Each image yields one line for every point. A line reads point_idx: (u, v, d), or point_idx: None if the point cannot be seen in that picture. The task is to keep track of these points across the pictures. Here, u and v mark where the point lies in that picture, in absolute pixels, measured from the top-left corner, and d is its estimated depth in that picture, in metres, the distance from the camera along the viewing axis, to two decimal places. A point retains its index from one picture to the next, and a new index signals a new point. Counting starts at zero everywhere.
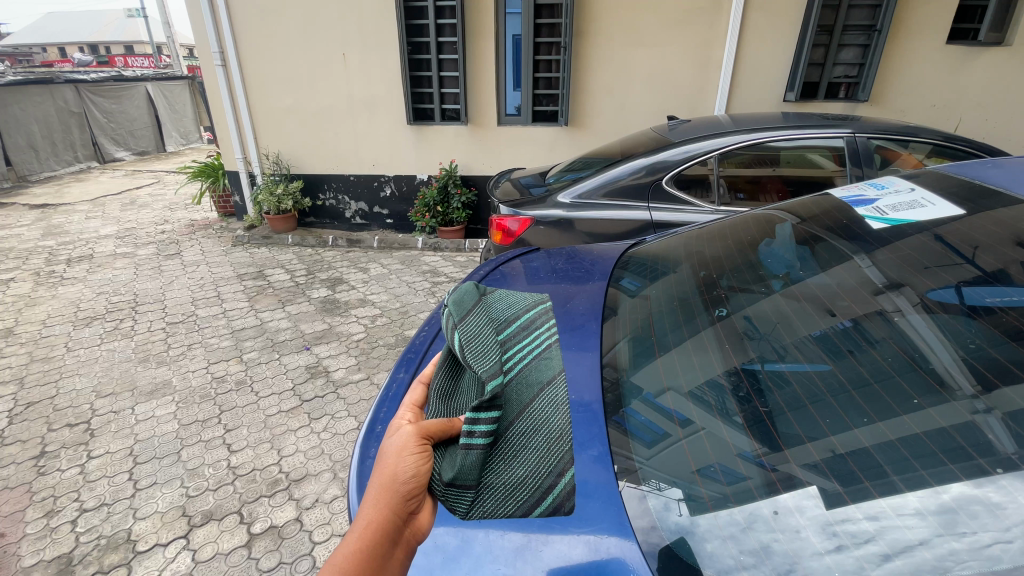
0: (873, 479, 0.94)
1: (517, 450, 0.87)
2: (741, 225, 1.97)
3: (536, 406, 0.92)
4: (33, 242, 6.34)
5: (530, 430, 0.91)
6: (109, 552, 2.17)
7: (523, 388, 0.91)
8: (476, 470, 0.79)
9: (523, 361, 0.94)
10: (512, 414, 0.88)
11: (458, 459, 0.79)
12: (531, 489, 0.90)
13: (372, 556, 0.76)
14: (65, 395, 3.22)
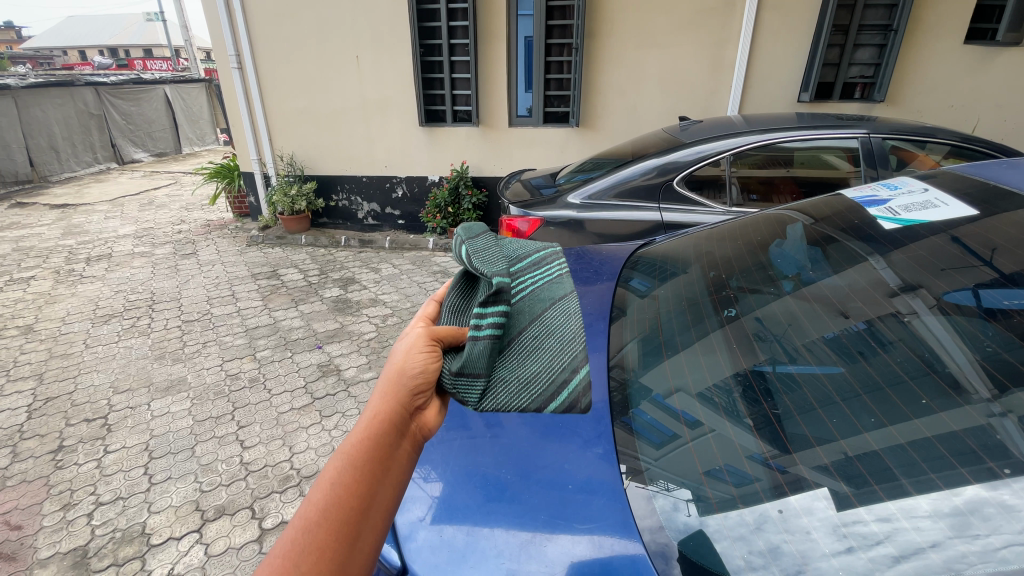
0: (882, 482, 0.93)
1: (529, 350, 0.87)
2: (752, 226, 1.96)
3: (552, 315, 0.90)
4: (53, 241, 6.49)
5: (542, 334, 0.90)
6: (124, 545, 2.22)
7: (533, 301, 0.93)
8: (484, 357, 0.80)
9: (536, 277, 0.95)
10: (523, 321, 0.89)
11: (466, 349, 0.81)
12: (547, 383, 0.86)
13: (375, 440, 0.73)
14: (83, 391, 3.29)
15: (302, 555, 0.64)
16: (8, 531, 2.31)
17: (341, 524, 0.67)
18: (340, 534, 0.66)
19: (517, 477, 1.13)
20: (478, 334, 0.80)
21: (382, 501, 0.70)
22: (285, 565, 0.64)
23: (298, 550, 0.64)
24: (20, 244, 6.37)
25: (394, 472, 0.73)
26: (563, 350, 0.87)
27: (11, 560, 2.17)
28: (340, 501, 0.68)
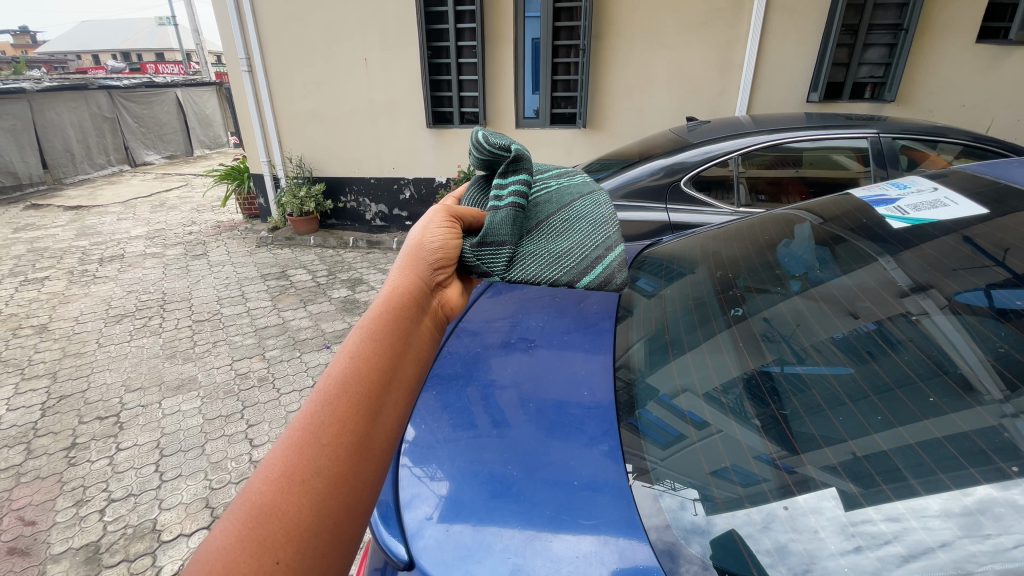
0: (890, 482, 0.92)
1: (557, 231, 1.06)
2: (760, 226, 1.95)
3: (565, 211, 1.12)
4: (67, 242, 6.59)
5: (569, 220, 1.10)
6: (135, 541, 2.24)
7: (555, 200, 1.16)
8: (508, 224, 0.98)
9: (545, 187, 1.19)
10: (549, 212, 1.11)
11: (490, 221, 0.99)
12: (578, 257, 1.02)
13: (392, 327, 0.76)
14: (96, 389, 3.34)
15: (324, 425, 0.64)
16: (22, 526, 2.34)
17: (363, 394, 0.68)
18: (360, 410, 0.66)
19: (523, 474, 1.12)
20: (502, 208, 1.00)
21: (404, 372, 0.73)
22: (305, 437, 0.63)
23: (319, 424, 0.63)
24: (35, 245, 6.48)
25: (409, 361, 0.75)
26: (583, 235, 1.07)
27: (25, 555, 2.20)
28: (360, 380, 0.69)
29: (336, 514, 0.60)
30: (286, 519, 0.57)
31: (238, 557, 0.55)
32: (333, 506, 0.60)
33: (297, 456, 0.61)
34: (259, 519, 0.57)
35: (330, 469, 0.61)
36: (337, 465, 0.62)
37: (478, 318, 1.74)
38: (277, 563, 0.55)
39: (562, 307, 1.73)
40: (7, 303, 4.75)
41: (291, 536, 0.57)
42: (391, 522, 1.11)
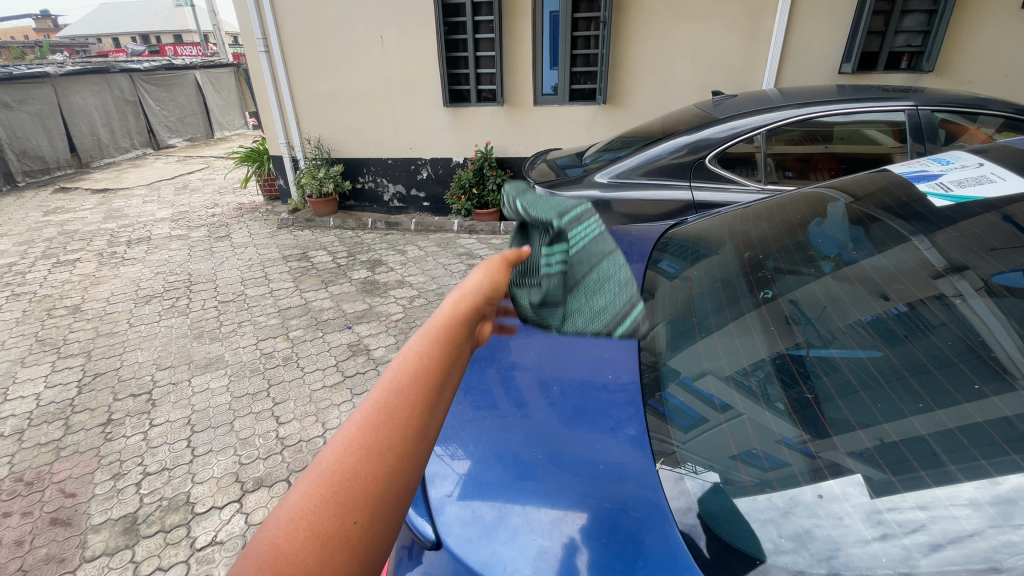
0: (927, 468, 0.90)
1: (589, 292, 1.21)
2: (790, 204, 1.89)
3: (596, 272, 1.21)
4: (96, 225, 6.75)
5: (600, 281, 1.22)
6: (170, 513, 2.34)
7: (591, 255, 1.21)
8: (556, 296, 1.11)
9: (585, 230, 1.20)
10: (586, 270, 1.19)
11: (540, 289, 1.09)
12: (605, 316, 1.24)
13: (463, 327, 0.74)
14: (129, 367, 3.46)
15: (405, 403, 0.61)
16: (64, 498, 2.45)
17: (437, 386, 0.66)
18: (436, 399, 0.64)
19: (545, 457, 1.12)
20: (545, 279, 1.09)
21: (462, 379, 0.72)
22: (385, 412, 0.60)
23: (403, 399, 0.61)
24: (66, 228, 6.67)
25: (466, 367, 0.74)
26: (609, 295, 1.24)
27: (66, 525, 2.30)
28: (437, 369, 0.67)
29: (402, 492, 0.57)
30: (359, 496, 0.54)
31: (316, 515, 0.51)
32: (400, 485, 0.58)
33: (380, 427, 0.58)
34: (340, 482, 0.54)
35: (400, 446, 0.58)
36: (410, 445, 0.59)
37: None
38: (353, 526, 0.52)
39: None
40: (42, 284, 4.91)
41: (369, 504, 0.54)
42: (418, 502, 1.12)
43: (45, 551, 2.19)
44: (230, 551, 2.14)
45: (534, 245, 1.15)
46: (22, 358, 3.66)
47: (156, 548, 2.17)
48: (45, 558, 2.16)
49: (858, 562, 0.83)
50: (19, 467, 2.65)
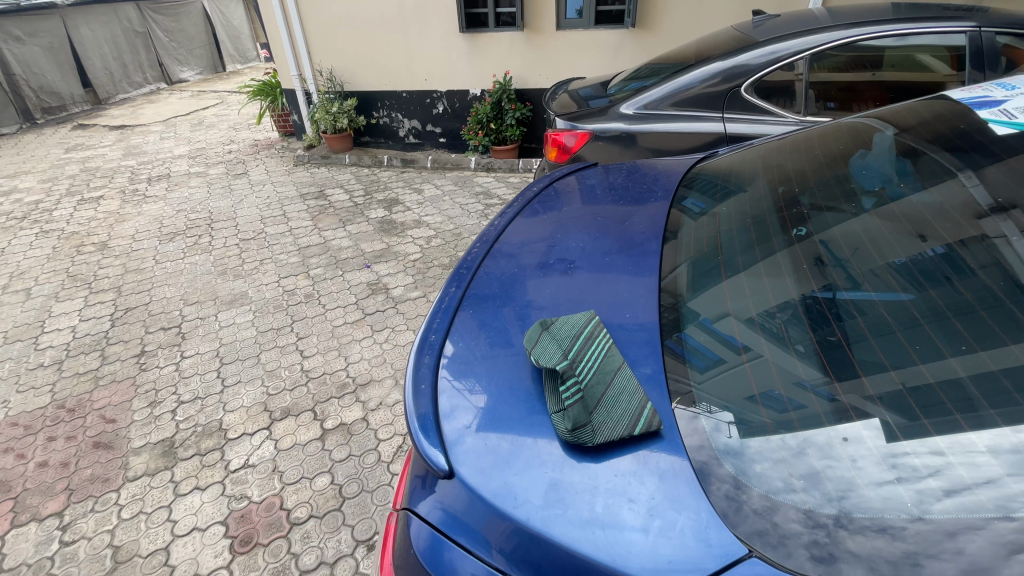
0: (962, 412, 0.89)
1: (614, 372, 1.11)
2: (829, 137, 1.76)
3: (606, 358, 1.13)
4: (116, 162, 6.77)
5: (614, 360, 1.13)
6: (205, 438, 2.48)
7: (595, 353, 1.13)
8: (587, 414, 1.01)
9: (583, 350, 1.13)
10: (600, 364, 1.11)
11: (569, 421, 1.01)
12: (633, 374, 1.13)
13: None
14: (157, 302, 3.56)
15: None
16: (105, 423, 2.61)
17: None
18: None
19: None
20: (571, 405, 1.02)
21: None
22: None
23: None
24: (87, 165, 6.70)
25: None
26: (623, 360, 1.14)
27: (109, 448, 2.46)
28: None
29: None
30: None
31: None
32: None
33: None
34: None
35: None
36: None
37: (515, 239, 1.69)
38: None
39: (604, 228, 1.66)
40: (69, 222, 5.00)
41: None
42: (430, 432, 1.11)
43: (90, 472, 2.35)
44: (262, 474, 2.28)
45: (550, 398, 1.08)
46: (56, 293, 3.79)
47: (194, 470, 2.33)
48: (91, 477, 2.32)
49: (871, 504, 0.84)
50: (61, 394, 2.81)
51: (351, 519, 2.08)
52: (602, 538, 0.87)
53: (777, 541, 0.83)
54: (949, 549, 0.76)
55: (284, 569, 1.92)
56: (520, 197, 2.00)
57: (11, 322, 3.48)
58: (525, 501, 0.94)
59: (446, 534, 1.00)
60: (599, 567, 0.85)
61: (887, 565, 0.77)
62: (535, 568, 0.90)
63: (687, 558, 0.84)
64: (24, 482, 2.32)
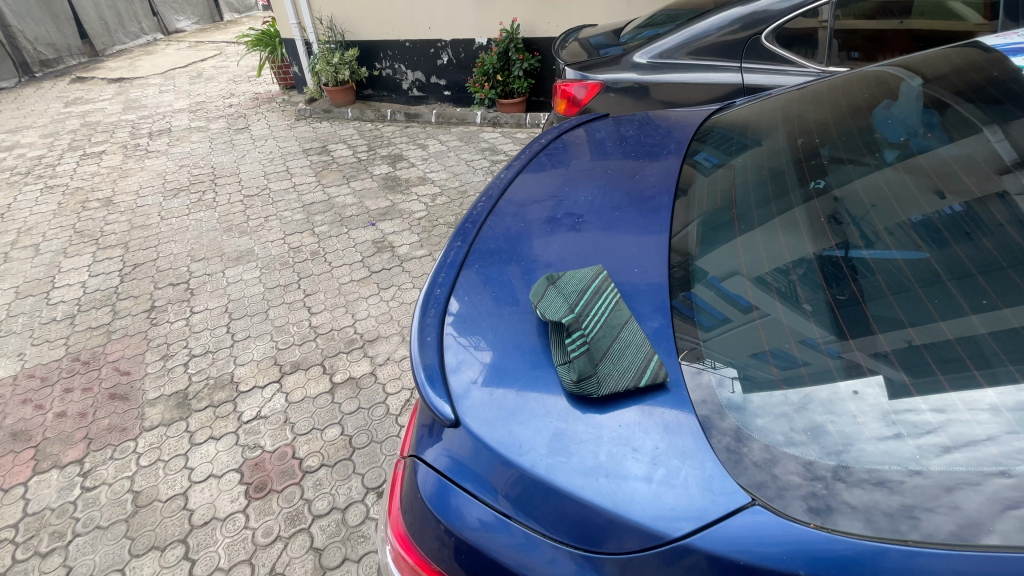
0: (979, 367, 0.90)
1: (622, 326, 1.10)
2: (849, 89, 1.70)
3: (613, 313, 1.12)
4: (116, 116, 6.65)
5: (621, 314, 1.12)
6: (217, 390, 2.55)
7: (602, 307, 1.12)
8: (593, 366, 1.02)
9: (590, 304, 1.12)
10: (607, 318, 1.10)
11: (575, 373, 1.02)
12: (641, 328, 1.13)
13: None
14: (164, 259, 3.58)
15: None
16: (119, 375, 2.67)
17: None
18: None
19: None
20: (576, 357, 1.02)
21: None
22: None
23: None
24: (88, 119, 6.59)
25: None
26: (631, 315, 1.14)
27: (125, 399, 2.53)
28: None
29: None
30: None
31: None
32: None
33: None
34: None
35: None
36: None
37: (523, 194, 1.66)
38: None
39: (614, 181, 1.62)
40: (72, 177, 4.97)
41: None
42: (437, 383, 1.12)
43: (108, 422, 2.42)
44: (273, 425, 2.35)
45: (556, 350, 1.08)
46: (64, 249, 3.81)
47: (208, 421, 2.40)
48: (109, 427, 2.40)
49: (871, 458, 0.85)
50: (75, 348, 2.86)
51: (361, 468, 2.15)
52: (606, 485, 0.89)
53: (776, 492, 0.85)
54: (946, 504, 0.78)
55: (298, 513, 2.01)
56: (527, 150, 1.95)
57: (22, 277, 3.52)
58: (531, 450, 0.96)
59: (453, 480, 1.02)
60: (603, 512, 0.87)
61: (884, 517, 0.79)
62: (540, 513, 0.92)
63: (690, 506, 0.85)
64: (45, 431, 2.40)
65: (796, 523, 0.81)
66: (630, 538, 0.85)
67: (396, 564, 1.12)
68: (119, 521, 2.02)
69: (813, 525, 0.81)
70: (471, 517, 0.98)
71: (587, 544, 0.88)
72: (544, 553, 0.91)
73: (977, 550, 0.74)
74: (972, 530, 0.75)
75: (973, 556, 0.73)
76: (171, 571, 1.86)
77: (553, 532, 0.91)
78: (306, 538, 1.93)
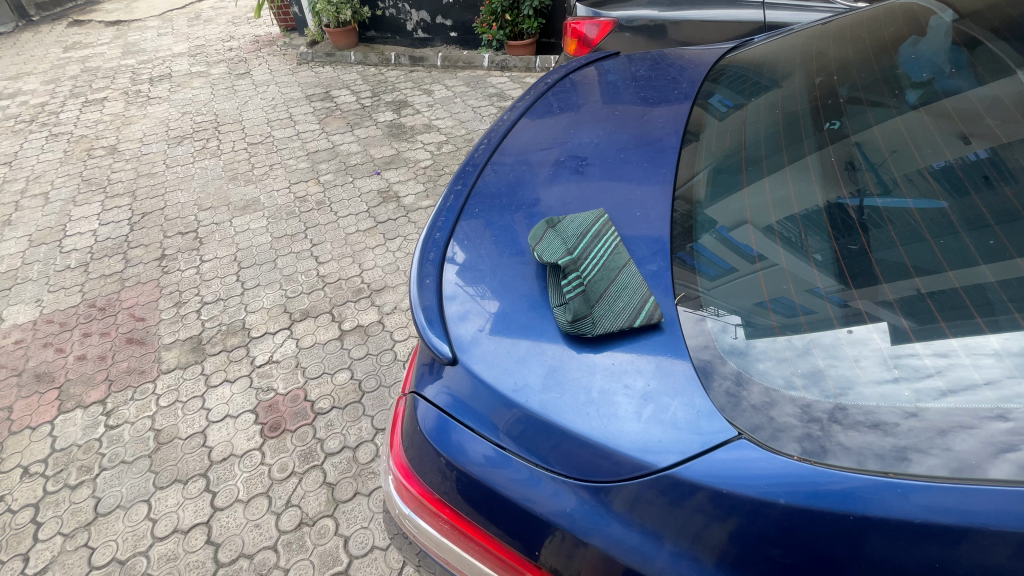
0: (983, 315, 0.89)
1: (620, 269, 1.09)
2: (879, 26, 1.61)
3: (612, 258, 1.11)
4: (116, 60, 6.49)
5: (620, 259, 1.12)
6: (230, 336, 2.61)
7: (601, 251, 1.12)
8: (588, 308, 1.02)
9: (589, 249, 1.12)
10: (605, 262, 1.09)
11: (570, 314, 1.02)
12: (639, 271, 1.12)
13: None
14: (172, 207, 3.58)
15: None
16: (135, 321, 2.74)
17: None
18: None
19: None
20: (572, 299, 1.03)
21: None
22: None
23: None
24: (87, 64, 6.44)
25: None
26: (629, 259, 1.12)
27: (142, 343, 2.61)
28: None
29: None
30: None
31: None
32: None
33: None
34: None
35: None
36: None
37: (527, 137, 1.63)
38: None
39: (621, 124, 1.58)
40: (76, 124, 4.92)
41: None
42: (436, 325, 1.14)
43: (126, 364, 2.51)
44: (286, 369, 2.43)
45: (553, 293, 1.09)
46: (73, 197, 3.83)
47: (222, 364, 2.48)
48: (128, 369, 2.49)
49: (866, 401, 0.86)
50: (91, 294, 2.93)
51: (371, 411, 2.23)
52: (598, 423, 0.92)
53: (772, 434, 0.86)
54: (939, 446, 0.79)
55: (311, 451, 2.11)
56: (532, 91, 1.89)
57: (34, 225, 3.56)
58: (527, 389, 0.99)
59: (454, 417, 1.06)
60: (597, 449, 0.90)
61: (876, 458, 0.80)
62: (538, 449, 0.96)
63: (676, 441, 0.88)
64: (67, 373, 2.50)
65: (780, 456, 0.84)
66: (621, 472, 0.89)
67: (398, 492, 1.18)
68: (143, 457, 2.14)
69: (797, 458, 0.83)
70: (472, 452, 1.02)
71: (582, 478, 0.92)
72: (541, 488, 0.95)
73: (958, 483, 0.76)
74: (963, 470, 0.76)
75: (956, 490, 0.75)
76: (194, 502, 1.98)
77: (550, 467, 0.95)
78: (319, 474, 2.04)
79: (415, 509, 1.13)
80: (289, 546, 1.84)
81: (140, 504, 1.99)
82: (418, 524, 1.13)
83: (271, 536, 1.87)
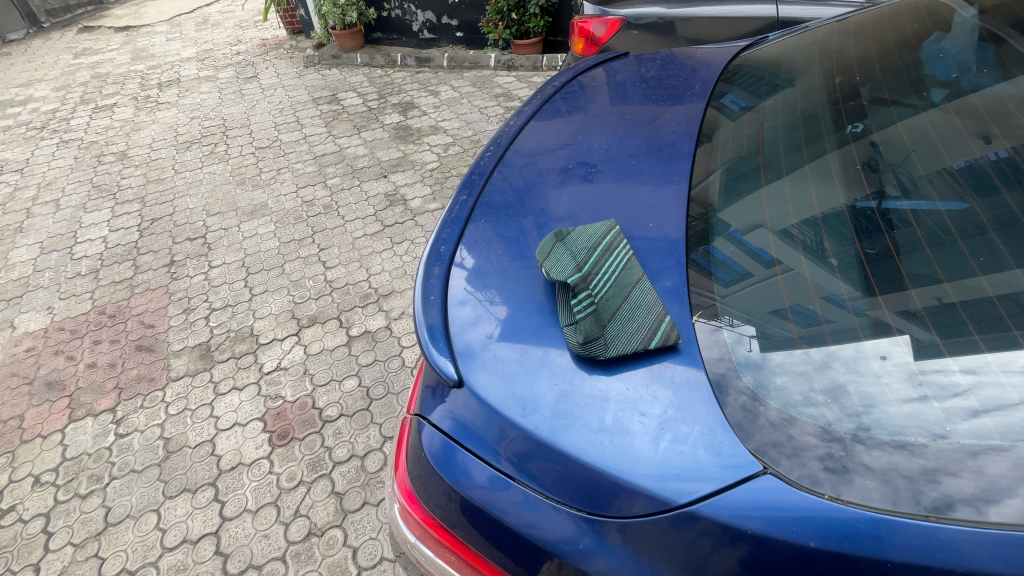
0: (1019, 328, 0.84)
1: (632, 287, 1.05)
2: (903, 21, 1.55)
3: (624, 275, 1.07)
4: (125, 66, 6.54)
5: (633, 275, 1.07)
6: (238, 342, 2.61)
7: (613, 266, 1.08)
8: (599, 329, 0.98)
9: (600, 265, 1.07)
10: (616, 280, 1.05)
11: (580, 334, 0.99)
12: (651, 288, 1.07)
13: None
14: (180, 213, 3.60)
15: None
16: (144, 328, 2.75)
17: None
18: None
19: None
20: (583, 319, 0.99)
21: None
22: None
23: None
24: (97, 70, 6.49)
25: None
26: (641, 275, 1.08)
27: (151, 350, 2.62)
28: None
29: None
30: None
31: None
32: None
33: None
34: None
35: None
36: None
37: (534, 142, 1.59)
38: None
39: (633, 127, 1.53)
40: (86, 131, 4.96)
41: None
42: (439, 341, 1.11)
43: (136, 372, 2.52)
44: (293, 376, 2.41)
45: (562, 311, 1.04)
46: (84, 204, 3.86)
47: (231, 371, 2.47)
48: (138, 377, 2.49)
49: (893, 420, 0.81)
50: (101, 301, 2.95)
51: (378, 418, 2.22)
52: (606, 446, 0.88)
53: (791, 452, 0.82)
54: (970, 468, 0.75)
55: (319, 460, 2.09)
56: (539, 94, 1.85)
57: (45, 233, 3.59)
58: (534, 412, 0.95)
59: (458, 441, 1.03)
60: (607, 473, 0.87)
61: (902, 480, 0.76)
62: (543, 475, 0.92)
63: (690, 468, 0.84)
64: (78, 380, 2.51)
65: (807, 492, 0.79)
66: (631, 499, 0.85)
67: (403, 519, 1.15)
68: (153, 465, 2.14)
69: (827, 496, 0.78)
70: (477, 476, 0.99)
71: (587, 505, 0.89)
72: (546, 513, 0.92)
73: (1007, 529, 0.70)
74: (995, 494, 0.72)
75: (1006, 536, 0.69)
76: (203, 511, 1.98)
77: (555, 493, 0.92)
78: (327, 483, 2.02)
79: (420, 536, 1.11)
80: (297, 557, 1.82)
81: (149, 514, 1.99)
82: (423, 551, 1.10)
83: (279, 547, 1.85)
